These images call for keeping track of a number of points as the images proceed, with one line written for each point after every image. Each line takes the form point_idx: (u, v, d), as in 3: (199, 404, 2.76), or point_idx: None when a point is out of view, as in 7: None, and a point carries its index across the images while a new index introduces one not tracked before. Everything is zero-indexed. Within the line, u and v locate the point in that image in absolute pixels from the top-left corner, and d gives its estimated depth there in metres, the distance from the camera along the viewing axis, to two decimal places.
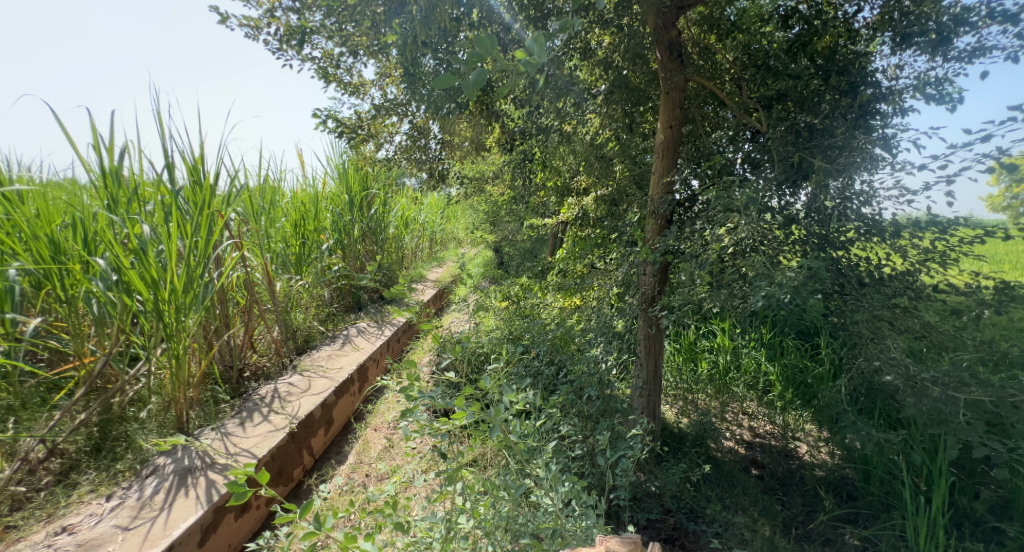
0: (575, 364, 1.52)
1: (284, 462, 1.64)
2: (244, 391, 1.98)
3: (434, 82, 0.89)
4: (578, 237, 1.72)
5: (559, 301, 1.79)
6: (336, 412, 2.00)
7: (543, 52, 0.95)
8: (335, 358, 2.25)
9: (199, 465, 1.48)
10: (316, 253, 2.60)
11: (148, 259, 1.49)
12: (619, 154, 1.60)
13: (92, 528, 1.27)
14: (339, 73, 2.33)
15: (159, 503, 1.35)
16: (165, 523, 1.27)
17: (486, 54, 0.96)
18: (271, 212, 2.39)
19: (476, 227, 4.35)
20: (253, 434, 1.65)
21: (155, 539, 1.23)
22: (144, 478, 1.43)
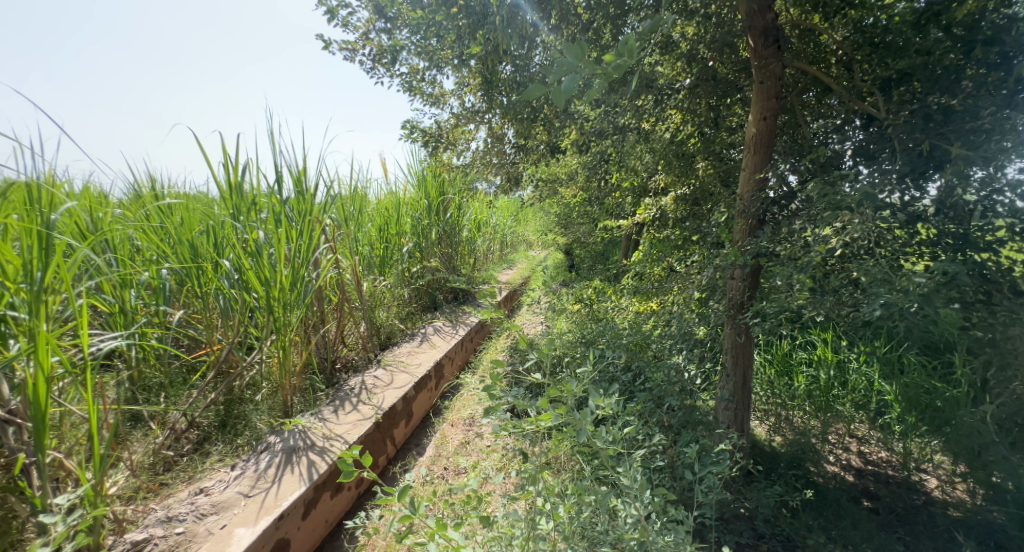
0: (654, 372, 1.49)
1: (371, 450, 1.71)
2: (335, 382, 2.09)
3: (522, 96, 0.99)
4: (656, 239, 1.66)
5: (635, 305, 1.76)
6: (417, 405, 2.06)
7: (630, 52, 1.01)
8: (413, 355, 2.32)
9: (302, 445, 1.59)
10: (398, 255, 2.70)
11: (264, 261, 1.64)
12: (702, 151, 1.55)
13: (223, 491, 1.41)
14: (421, 84, 2.39)
15: (272, 476, 1.46)
16: (277, 495, 1.39)
17: (576, 62, 1.01)
18: (359, 217, 2.51)
19: (547, 230, 4.34)
20: (345, 421, 1.74)
21: (269, 509, 1.34)
22: (258, 453, 1.56)
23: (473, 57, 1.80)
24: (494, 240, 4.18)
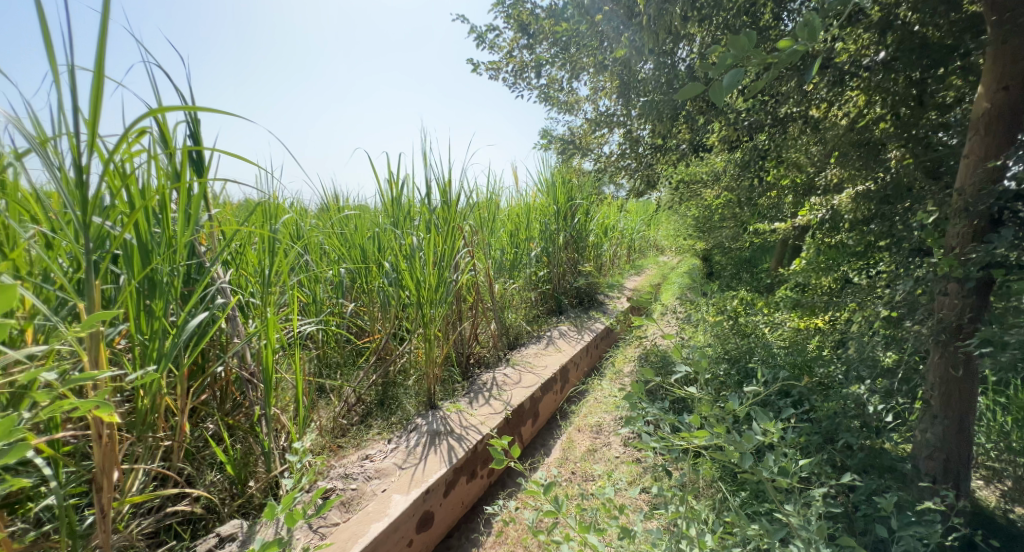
0: (825, 401, 1.34)
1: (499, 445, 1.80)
2: (469, 378, 2.20)
3: (680, 93, 0.94)
4: (826, 245, 1.52)
5: (795, 319, 1.57)
6: (544, 406, 2.08)
7: (812, 35, 0.90)
8: (540, 357, 2.33)
9: (444, 430, 1.76)
10: (526, 259, 2.74)
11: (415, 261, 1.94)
12: (898, 136, 1.37)
13: (382, 462, 1.60)
14: (556, 90, 2.38)
15: (420, 454, 1.63)
16: (424, 471, 1.54)
17: (745, 52, 0.92)
18: (491, 222, 2.63)
19: (679, 235, 4.12)
20: (478, 413, 1.87)
21: (418, 482, 1.49)
22: (410, 432, 1.76)
23: (614, 62, 1.77)
24: (621, 246, 4.09)
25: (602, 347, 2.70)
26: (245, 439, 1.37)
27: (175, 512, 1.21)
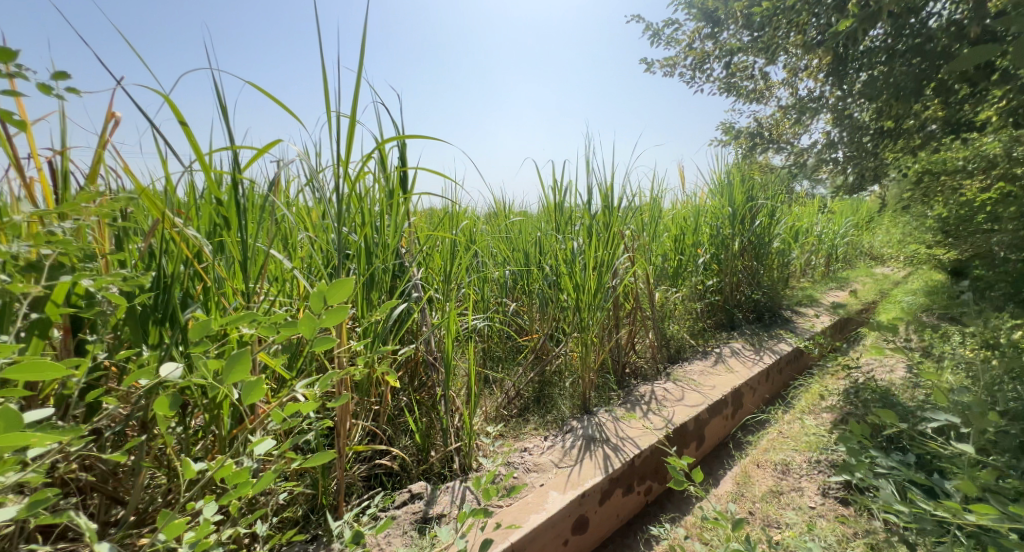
0: None
1: (657, 463, 1.73)
2: (625, 387, 2.13)
3: None
4: None
5: None
6: (712, 430, 1.90)
7: None
8: (708, 376, 2.12)
9: (599, 438, 1.73)
10: (693, 266, 2.57)
11: (575, 267, 2.00)
12: None
13: (539, 457, 1.66)
14: (744, 80, 2.18)
15: (575, 457, 1.65)
16: (580, 474, 1.56)
17: None
18: (654, 226, 2.55)
19: (895, 243, 3.49)
20: (637, 426, 1.80)
21: (574, 484, 1.51)
22: (565, 434, 1.79)
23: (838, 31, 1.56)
24: (815, 251, 3.65)
25: (789, 372, 2.38)
26: (428, 414, 1.76)
27: (381, 464, 1.64)
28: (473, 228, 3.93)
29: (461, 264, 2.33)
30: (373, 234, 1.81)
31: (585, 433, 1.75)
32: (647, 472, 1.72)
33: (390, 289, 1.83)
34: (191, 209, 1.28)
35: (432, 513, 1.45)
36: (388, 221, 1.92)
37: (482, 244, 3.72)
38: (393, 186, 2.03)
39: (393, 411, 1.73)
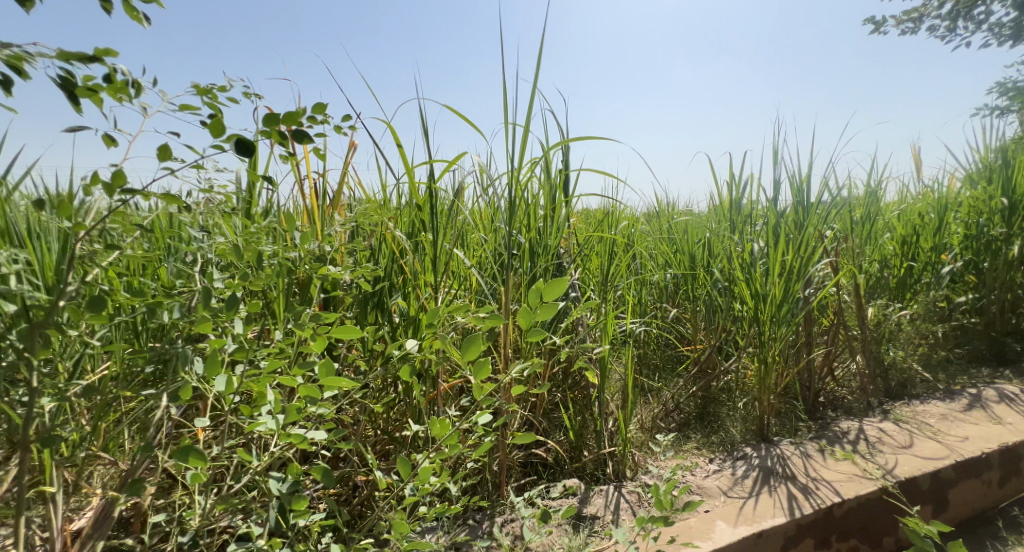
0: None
1: (865, 519, 1.60)
2: (818, 417, 2.11)
3: None
4: None
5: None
6: (954, 494, 1.69)
7: None
8: (952, 424, 1.95)
9: (784, 475, 1.71)
10: (927, 280, 2.45)
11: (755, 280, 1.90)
12: None
13: (706, 480, 1.72)
14: None
15: (750, 488, 1.65)
16: (756, 509, 1.55)
17: None
18: (876, 231, 2.51)
19: None
20: (837, 471, 1.69)
21: (747, 519, 1.51)
22: (741, 461, 1.81)
23: None
24: None
25: None
26: (581, 414, 2.16)
27: (536, 454, 2.13)
28: (634, 229, 3.76)
29: (617, 266, 2.96)
30: (533, 238, 2.55)
31: (765, 464, 1.74)
32: (860, 527, 1.59)
33: (456, 274, 2.50)
34: (403, 217, 2.43)
35: (585, 513, 1.84)
36: (550, 226, 2.68)
37: (644, 248, 3.53)
38: (553, 189, 2.77)
39: (550, 406, 2.18)
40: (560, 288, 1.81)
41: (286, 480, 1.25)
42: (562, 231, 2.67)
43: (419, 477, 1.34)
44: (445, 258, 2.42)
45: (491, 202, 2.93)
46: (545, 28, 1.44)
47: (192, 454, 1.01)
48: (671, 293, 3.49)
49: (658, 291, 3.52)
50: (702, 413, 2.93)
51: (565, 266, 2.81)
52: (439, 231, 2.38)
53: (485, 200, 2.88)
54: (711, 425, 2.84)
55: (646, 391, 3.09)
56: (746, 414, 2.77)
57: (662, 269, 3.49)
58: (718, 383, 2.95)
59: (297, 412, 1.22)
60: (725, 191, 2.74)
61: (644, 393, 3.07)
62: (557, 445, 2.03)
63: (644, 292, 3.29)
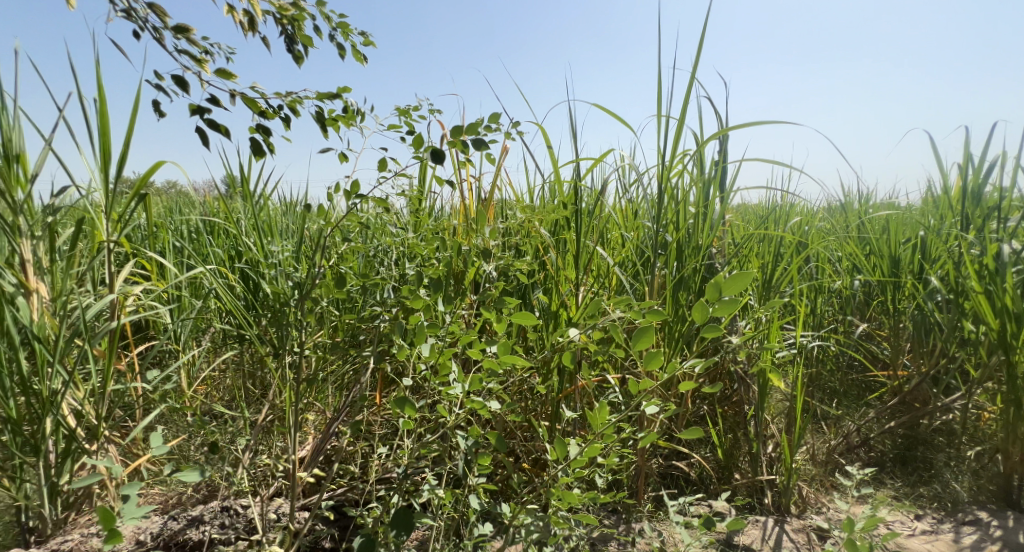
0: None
1: None
2: None
3: None
4: None
5: None
6: None
7: None
8: None
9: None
10: None
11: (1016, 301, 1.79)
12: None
13: (919, 542, 1.82)
14: None
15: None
16: None
17: None
18: None
19: None
20: None
21: None
22: (976, 531, 1.85)
23: None
24: None
25: None
26: (732, 432, 2.19)
27: (678, 467, 2.18)
28: (808, 227, 3.12)
29: (782, 268, 2.42)
30: (682, 234, 2.15)
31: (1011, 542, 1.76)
32: None
33: (596, 272, 2.19)
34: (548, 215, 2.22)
35: (738, 541, 1.84)
36: (700, 224, 2.28)
37: (824, 248, 2.91)
38: (706, 185, 2.39)
39: (694, 415, 2.24)
40: (746, 283, 1.51)
41: (470, 439, 1.53)
42: (717, 229, 2.25)
43: (581, 462, 1.51)
44: (586, 259, 2.14)
45: (634, 200, 2.60)
46: (706, 27, 1.78)
47: (406, 405, 1.42)
48: (860, 305, 2.83)
49: (841, 302, 2.89)
50: (904, 457, 2.32)
51: (715, 267, 2.37)
52: (583, 228, 2.11)
53: (624, 199, 2.54)
54: (921, 476, 2.19)
55: (820, 419, 2.53)
56: (979, 467, 2.09)
57: (847, 274, 2.85)
58: (930, 422, 2.32)
59: (480, 383, 1.48)
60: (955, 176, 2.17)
61: (817, 421, 2.52)
62: (701, 462, 2.09)
63: (820, 300, 2.69)
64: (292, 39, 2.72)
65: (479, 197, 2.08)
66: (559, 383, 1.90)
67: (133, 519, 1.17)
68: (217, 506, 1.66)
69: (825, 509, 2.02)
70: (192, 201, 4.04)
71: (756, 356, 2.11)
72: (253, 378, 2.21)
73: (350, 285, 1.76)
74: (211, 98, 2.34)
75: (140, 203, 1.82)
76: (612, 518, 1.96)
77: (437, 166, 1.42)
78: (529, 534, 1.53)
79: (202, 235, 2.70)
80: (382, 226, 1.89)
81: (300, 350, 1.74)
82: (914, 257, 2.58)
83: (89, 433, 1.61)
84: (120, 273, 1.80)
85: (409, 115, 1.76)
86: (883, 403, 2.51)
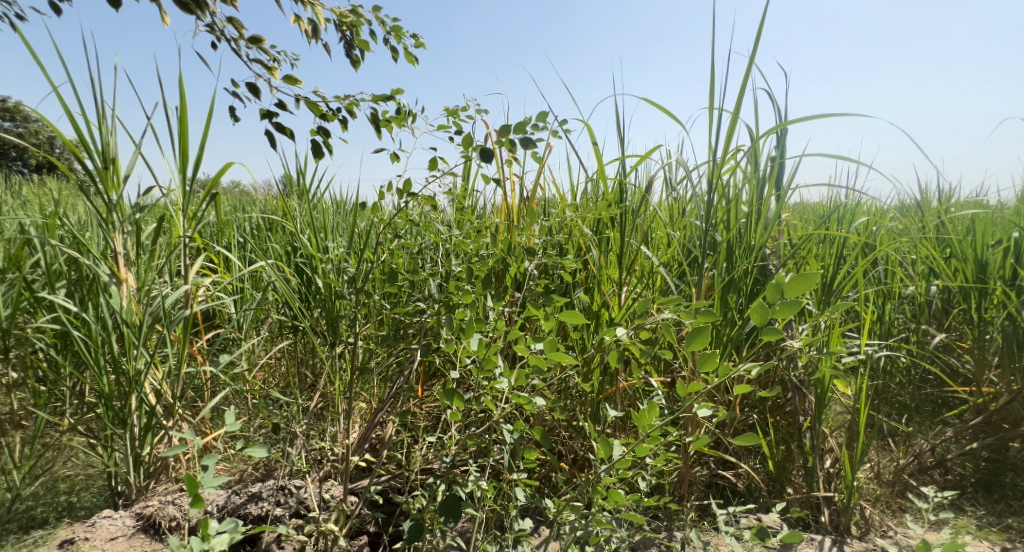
0: None
1: None
2: None
3: None
4: None
5: None
6: None
7: None
8: None
9: None
10: None
11: None
12: None
13: None
14: None
15: None
16: None
17: None
18: None
19: None
20: None
21: None
22: None
23: None
24: None
25: None
26: (785, 442, 2.01)
27: (725, 478, 1.99)
28: (878, 228, 2.87)
29: (845, 271, 2.20)
30: (734, 234, 1.97)
31: None
32: None
33: (639, 272, 2.03)
34: (595, 216, 2.09)
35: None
36: (754, 224, 2.09)
37: (895, 251, 2.66)
38: (761, 183, 2.20)
39: (742, 424, 2.03)
40: (810, 284, 1.33)
41: (515, 432, 1.40)
42: (772, 229, 2.04)
43: (625, 464, 1.37)
44: (630, 260, 1.98)
45: (681, 198, 2.43)
46: (767, 6, 1.53)
47: (454, 396, 1.31)
48: (938, 313, 2.57)
49: (915, 309, 2.63)
50: (989, 483, 2.09)
51: (770, 269, 2.18)
52: (630, 227, 1.97)
53: (671, 197, 2.37)
54: (1010, 506, 1.99)
55: (889, 435, 2.31)
56: None
57: (921, 279, 2.60)
58: (1022, 445, 2.07)
59: (526, 378, 1.35)
60: None
61: (884, 437, 2.30)
62: (750, 472, 1.91)
63: (890, 307, 2.45)
64: (350, 44, 2.65)
65: (520, 196, 1.96)
66: (601, 383, 1.75)
67: (213, 487, 1.13)
68: (274, 485, 1.63)
69: (891, 533, 1.80)
70: (254, 199, 4.12)
71: (817, 365, 1.92)
72: (307, 368, 2.18)
73: (402, 282, 1.68)
74: (277, 101, 2.35)
75: (212, 201, 1.79)
76: (653, 523, 1.79)
77: (484, 167, 1.31)
78: (570, 532, 1.37)
79: (263, 230, 2.71)
80: (427, 224, 1.81)
81: (354, 341, 1.69)
82: (1006, 261, 2.33)
83: (166, 411, 1.59)
84: (193, 265, 1.76)
85: (457, 115, 1.66)
86: (965, 421, 2.25)
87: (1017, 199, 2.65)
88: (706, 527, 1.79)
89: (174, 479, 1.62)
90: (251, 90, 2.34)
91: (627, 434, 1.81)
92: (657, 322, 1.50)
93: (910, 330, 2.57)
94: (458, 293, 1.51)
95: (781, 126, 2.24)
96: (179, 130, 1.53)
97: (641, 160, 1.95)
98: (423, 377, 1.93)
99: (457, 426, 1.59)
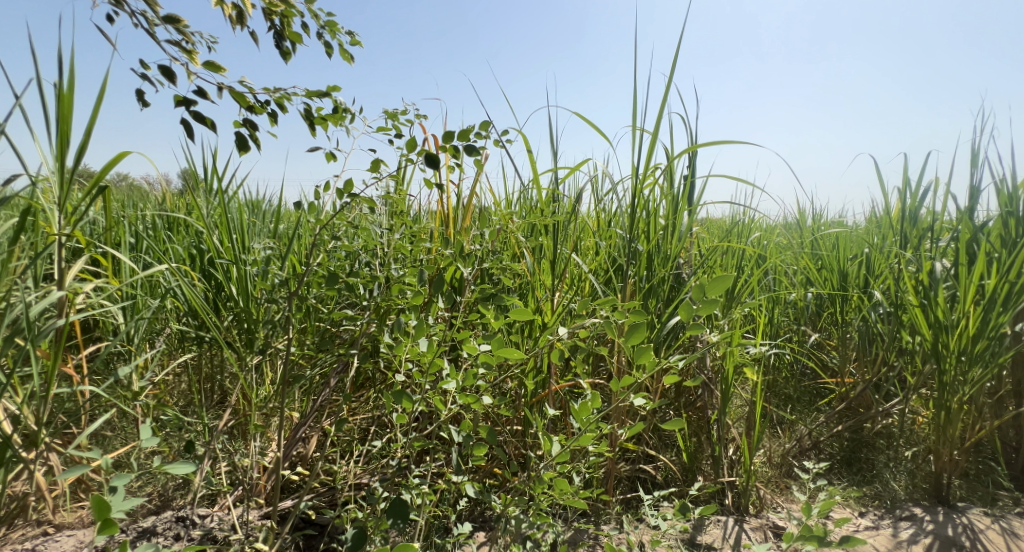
0: None
1: None
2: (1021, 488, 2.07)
3: None
4: None
5: None
6: None
7: None
8: None
9: (963, 542, 1.79)
10: None
11: (937, 306, 2.00)
12: None
13: (868, 533, 1.87)
14: None
15: (906, 539, 1.82)
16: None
17: None
18: None
19: None
20: None
21: None
22: (918, 518, 1.93)
23: None
24: None
25: None
26: (697, 435, 2.25)
27: (643, 471, 2.19)
28: (766, 242, 3.26)
29: (742, 279, 2.53)
30: (652, 244, 2.25)
31: (944, 534, 1.83)
32: None
33: (569, 279, 2.24)
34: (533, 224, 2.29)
35: (700, 540, 1.86)
36: (669, 235, 2.39)
37: (781, 261, 3.05)
38: (675, 200, 2.48)
39: (659, 421, 2.27)
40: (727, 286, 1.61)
41: (465, 434, 1.55)
42: (685, 239, 2.37)
43: (564, 458, 1.55)
44: (561, 267, 2.21)
45: (607, 210, 2.70)
46: (681, 47, 1.83)
47: (404, 400, 1.45)
48: (811, 316, 2.99)
49: (796, 312, 3.05)
50: (850, 459, 2.36)
51: (683, 277, 2.47)
52: (560, 236, 2.21)
53: (598, 208, 2.64)
54: (865, 476, 2.23)
55: (776, 424, 2.60)
56: (915, 466, 2.16)
57: (801, 286, 3.00)
58: (872, 425, 2.41)
59: (473, 379, 1.53)
60: (896, 199, 2.37)
61: (773, 426, 2.57)
62: (667, 464, 2.12)
63: (777, 311, 2.79)
64: (280, 34, 2.45)
65: (457, 202, 2.16)
66: (534, 387, 1.93)
67: (122, 510, 1.13)
68: (170, 517, 1.58)
69: (780, 509, 2.07)
70: (148, 194, 3.86)
71: (721, 365, 2.24)
72: (212, 382, 2.17)
73: (341, 285, 1.78)
74: (194, 88, 2.02)
75: (98, 196, 1.63)
76: (583, 517, 1.95)
77: (432, 171, 1.44)
78: (516, 525, 1.54)
79: (161, 229, 2.56)
80: (363, 226, 1.95)
81: (287, 347, 1.78)
82: (861, 272, 2.77)
83: (26, 442, 1.48)
84: (70, 269, 1.61)
85: (396, 118, 1.84)
86: (836, 409, 2.63)
87: (869, 219, 3.19)
88: (631, 517, 1.96)
89: (33, 523, 1.52)
90: (161, 72, 1.97)
91: (558, 433, 2.00)
92: (591, 326, 1.76)
93: (792, 331, 2.94)
94: (402, 295, 1.67)
95: (691, 149, 2.58)
96: (54, 113, 1.27)
97: (571, 172, 2.19)
98: (356, 384, 2.04)
99: (398, 432, 1.73)
